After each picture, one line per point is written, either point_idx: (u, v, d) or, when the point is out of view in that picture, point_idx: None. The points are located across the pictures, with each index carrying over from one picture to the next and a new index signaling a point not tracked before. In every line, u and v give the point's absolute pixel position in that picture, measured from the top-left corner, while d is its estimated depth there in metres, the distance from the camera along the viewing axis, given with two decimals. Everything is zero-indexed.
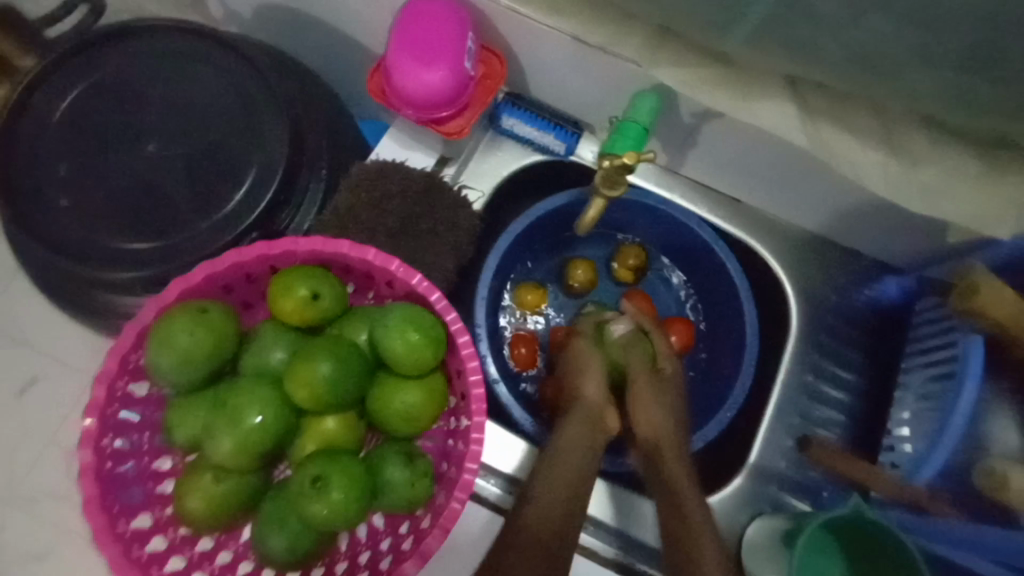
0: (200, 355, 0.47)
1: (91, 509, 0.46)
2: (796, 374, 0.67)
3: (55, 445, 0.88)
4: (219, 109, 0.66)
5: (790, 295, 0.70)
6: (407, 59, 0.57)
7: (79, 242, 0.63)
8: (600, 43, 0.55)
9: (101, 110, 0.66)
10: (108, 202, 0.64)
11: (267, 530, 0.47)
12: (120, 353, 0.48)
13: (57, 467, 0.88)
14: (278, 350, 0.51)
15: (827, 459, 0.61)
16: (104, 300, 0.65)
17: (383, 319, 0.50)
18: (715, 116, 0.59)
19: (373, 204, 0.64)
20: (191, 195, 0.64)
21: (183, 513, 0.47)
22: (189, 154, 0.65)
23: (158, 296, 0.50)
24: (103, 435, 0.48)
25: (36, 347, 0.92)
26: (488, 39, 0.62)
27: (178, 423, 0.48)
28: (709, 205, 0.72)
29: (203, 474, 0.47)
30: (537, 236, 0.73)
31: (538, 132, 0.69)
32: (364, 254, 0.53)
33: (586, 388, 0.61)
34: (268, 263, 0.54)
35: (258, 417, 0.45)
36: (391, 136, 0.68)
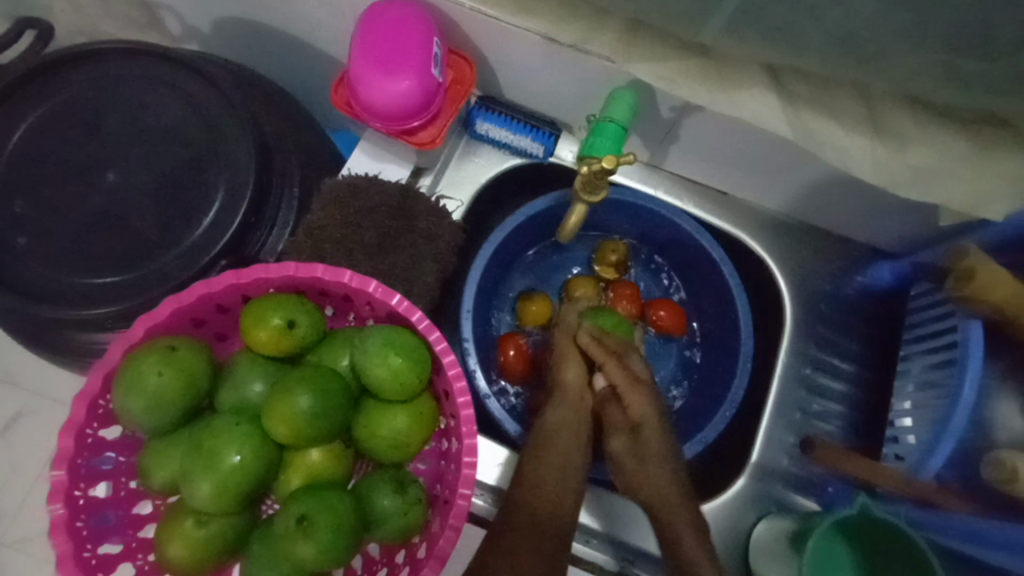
0: (171, 396, 0.44)
1: (66, 566, 0.43)
2: (793, 367, 0.66)
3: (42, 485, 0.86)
4: (182, 131, 0.63)
5: (783, 286, 0.68)
6: (373, 70, 0.55)
7: (42, 279, 0.60)
8: (572, 40, 0.53)
9: (57, 140, 0.63)
10: (69, 236, 0.61)
11: (256, 573, 0.45)
12: (87, 399, 0.45)
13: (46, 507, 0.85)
14: (255, 384, 0.48)
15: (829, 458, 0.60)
16: (75, 339, 0.62)
17: (364, 344, 0.48)
18: (696, 109, 0.57)
19: (348, 221, 0.62)
20: (157, 224, 0.61)
21: (167, 562, 0.45)
22: (152, 181, 0.62)
23: (124, 335, 0.47)
24: (74, 486, 0.45)
25: (19, 384, 0.89)
26: (455, 43, 0.59)
27: (155, 467, 0.46)
28: (694, 200, 0.71)
29: (184, 520, 0.44)
30: (520, 242, 0.71)
31: (515, 136, 0.67)
32: (339, 277, 0.50)
33: (564, 374, 0.59)
34: (240, 292, 0.51)
35: (235, 456, 0.43)
36: (363, 149, 0.66)
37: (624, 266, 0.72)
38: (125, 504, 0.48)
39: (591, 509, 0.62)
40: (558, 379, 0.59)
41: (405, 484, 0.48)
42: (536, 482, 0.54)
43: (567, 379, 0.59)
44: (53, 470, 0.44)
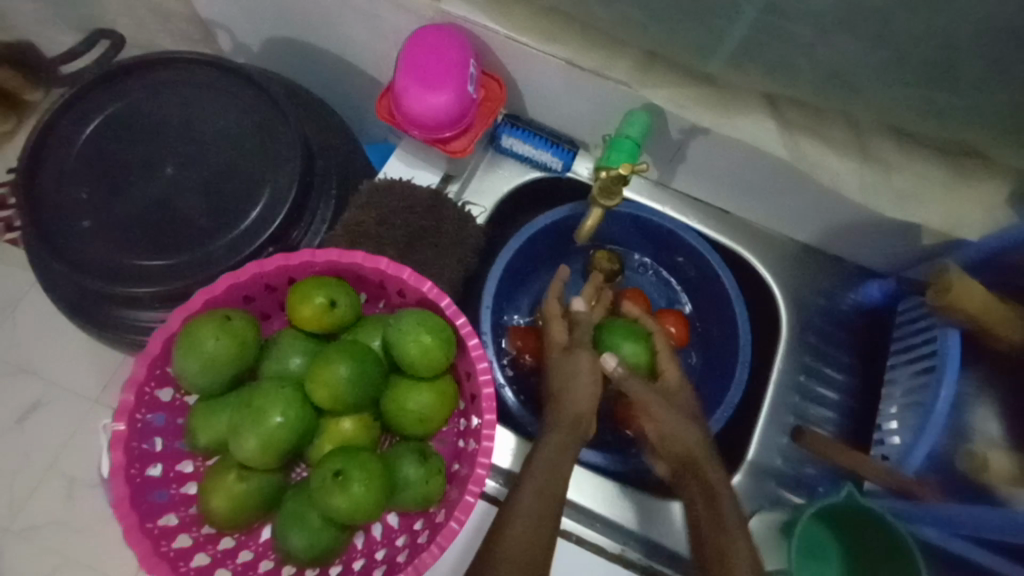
0: (225, 360, 0.49)
1: (122, 508, 0.47)
2: (788, 374, 0.71)
3: (57, 469, 0.91)
4: (235, 134, 0.70)
5: (781, 300, 0.73)
6: (414, 84, 0.61)
7: (99, 258, 0.66)
8: (593, 66, 0.60)
9: (121, 136, 0.70)
10: (127, 222, 0.67)
11: (288, 528, 0.49)
12: (148, 360, 0.50)
13: (58, 491, 0.90)
14: (295, 357, 0.53)
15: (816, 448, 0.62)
16: (122, 318, 0.68)
17: (397, 323, 0.53)
18: (702, 132, 0.63)
19: (382, 220, 0.68)
20: (209, 214, 0.67)
21: (209, 513, 0.49)
22: (206, 176, 0.69)
23: (183, 305, 0.53)
24: (132, 438, 0.50)
25: (41, 375, 0.95)
26: (488, 66, 0.66)
27: (202, 426, 0.50)
28: (697, 216, 0.76)
29: (227, 474, 0.48)
30: (536, 248, 0.77)
31: (536, 150, 0.73)
32: (377, 264, 0.56)
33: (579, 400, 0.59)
34: (287, 274, 0.56)
35: (279, 416, 0.47)
36: (398, 157, 0.72)
37: (619, 276, 0.78)
38: (170, 460, 0.52)
39: (600, 497, 0.65)
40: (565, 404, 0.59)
41: (427, 453, 0.52)
42: (547, 496, 0.52)
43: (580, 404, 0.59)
44: (115, 421, 0.48)
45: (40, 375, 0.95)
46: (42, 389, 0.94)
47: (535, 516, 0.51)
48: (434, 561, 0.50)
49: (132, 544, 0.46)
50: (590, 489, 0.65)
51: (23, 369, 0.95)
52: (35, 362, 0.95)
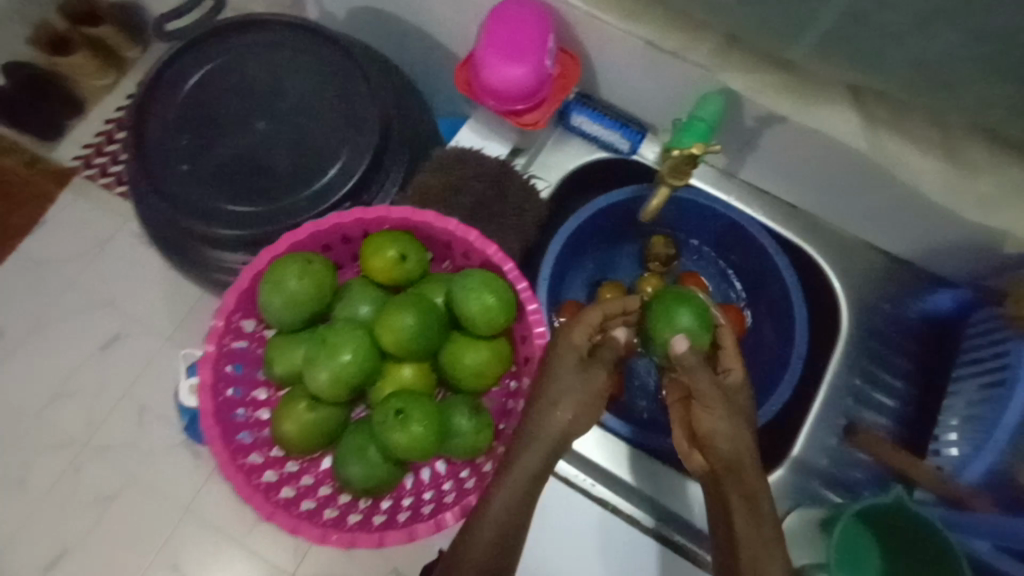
0: (304, 299, 0.54)
1: (208, 420, 0.52)
2: (844, 376, 0.69)
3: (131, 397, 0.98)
4: (323, 95, 0.74)
5: (843, 300, 0.72)
6: (493, 56, 0.64)
7: (192, 200, 0.71)
8: (672, 48, 0.61)
9: (220, 90, 0.75)
10: (220, 169, 0.72)
11: (347, 459, 0.53)
12: (238, 291, 0.55)
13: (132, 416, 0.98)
14: (364, 305, 0.57)
15: (871, 447, 0.63)
16: (208, 256, 0.73)
17: (462, 282, 0.56)
18: (777, 121, 0.63)
19: (451, 186, 0.71)
20: (294, 168, 0.72)
21: (279, 436, 0.53)
22: (293, 133, 0.73)
23: (270, 246, 0.57)
24: (219, 361, 0.55)
25: (121, 310, 1.02)
26: (566, 42, 0.67)
27: (279, 358, 0.55)
28: (762, 209, 0.75)
29: (297, 404, 0.53)
30: (597, 227, 0.78)
31: (605, 130, 0.74)
32: (447, 225, 0.59)
33: (558, 409, 0.51)
34: (363, 228, 0.60)
35: (349, 355, 0.51)
36: (471, 127, 0.74)
37: (674, 260, 0.78)
38: (248, 386, 0.57)
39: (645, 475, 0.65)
40: (544, 412, 0.52)
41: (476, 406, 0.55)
42: (514, 506, 0.51)
43: (562, 414, 0.51)
44: (207, 342, 0.53)
45: (120, 310, 1.02)
46: (120, 323, 1.02)
47: (504, 518, 0.50)
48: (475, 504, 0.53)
49: (215, 452, 0.51)
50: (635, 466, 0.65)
51: (104, 304, 1.03)
52: (116, 298, 1.03)
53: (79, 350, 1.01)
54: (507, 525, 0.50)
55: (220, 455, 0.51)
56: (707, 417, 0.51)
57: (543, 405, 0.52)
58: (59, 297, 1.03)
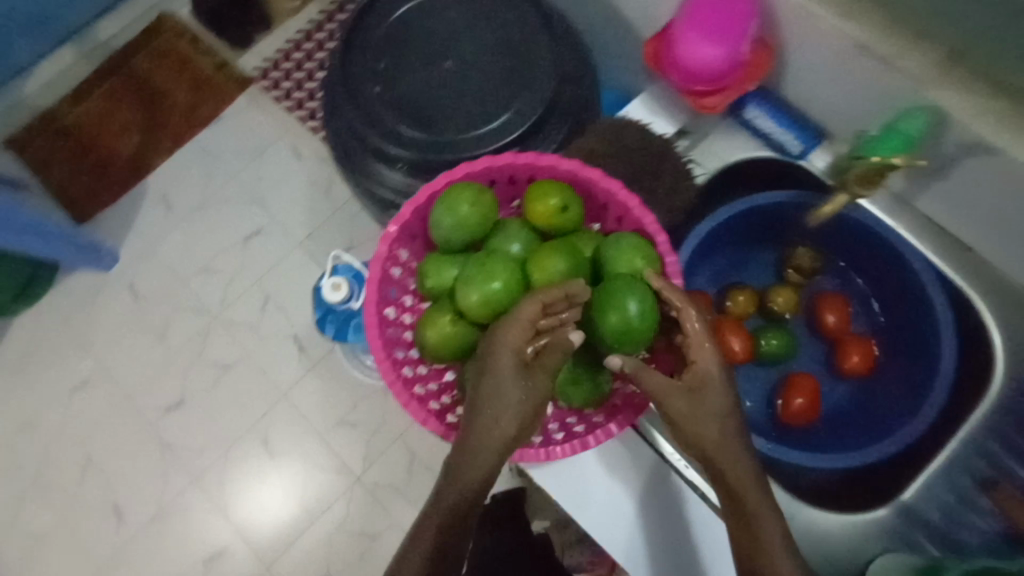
0: (471, 225, 0.59)
1: (371, 309, 0.60)
2: (979, 438, 0.65)
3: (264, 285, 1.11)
4: (509, 46, 0.78)
5: (1002, 359, 0.66)
6: (693, 32, 0.64)
7: (372, 120, 0.78)
8: (882, 54, 0.59)
9: (416, 24, 0.81)
10: (403, 97, 0.79)
11: (475, 378, 0.58)
12: (415, 205, 0.62)
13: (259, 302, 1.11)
14: (516, 243, 0.61)
15: (1011, 509, 0.62)
16: (371, 173, 0.81)
17: (615, 243, 0.58)
18: (982, 155, 0.58)
19: (613, 153, 0.72)
20: (468, 108, 0.77)
21: (422, 341, 0.59)
22: (473, 76, 0.78)
23: (447, 172, 0.62)
24: (387, 262, 0.62)
25: (269, 210, 1.15)
26: (767, 32, 0.66)
27: (436, 272, 0.60)
28: (929, 245, 0.70)
29: (442, 316, 0.58)
30: (744, 225, 0.77)
31: (779, 130, 0.72)
32: (611, 187, 0.61)
33: (502, 415, 0.51)
34: (530, 173, 0.64)
35: (500, 283, 0.56)
36: (642, 100, 0.75)
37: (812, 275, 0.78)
38: (402, 292, 0.65)
39: None
40: (489, 407, 0.51)
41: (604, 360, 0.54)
42: (463, 483, 0.52)
43: (503, 417, 0.51)
44: (382, 242, 0.61)
45: (268, 209, 1.15)
46: (265, 220, 1.15)
47: (471, 488, 0.52)
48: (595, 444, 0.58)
49: (372, 338, 0.59)
50: None
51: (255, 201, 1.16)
52: (267, 198, 1.16)
53: (229, 236, 1.15)
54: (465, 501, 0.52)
55: (378, 341, 0.58)
56: (679, 415, 0.51)
57: (481, 401, 0.51)
58: (222, 186, 1.17)
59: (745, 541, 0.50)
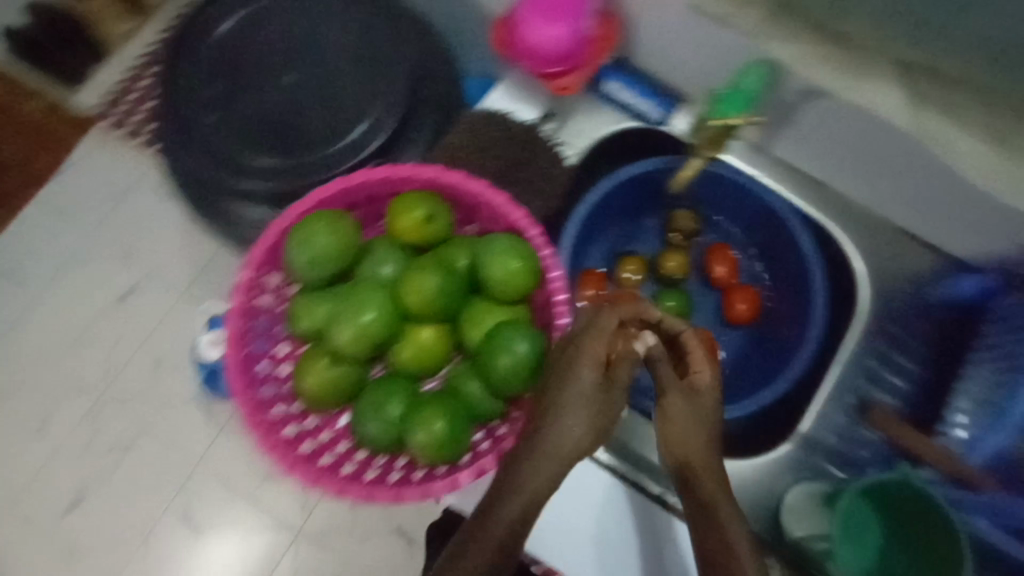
0: (331, 256, 0.55)
1: (233, 373, 0.54)
2: (858, 358, 0.69)
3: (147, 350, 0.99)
4: (355, 48, 0.72)
5: (864, 280, 0.71)
6: (536, 15, 0.61)
7: (216, 152, 0.70)
8: (720, 14, 0.57)
9: (249, 39, 0.73)
10: (248, 121, 0.71)
11: (365, 416, 0.56)
12: (266, 247, 0.57)
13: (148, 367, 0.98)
14: (388, 265, 0.58)
15: (885, 423, 0.64)
16: (228, 209, 0.73)
17: (488, 246, 0.56)
18: (820, 96, 0.61)
19: (478, 148, 0.70)
20: (321, 123, 0.71)
21: (300, 391, 0.56)
22: (321, 87, 0.72)
23: (299, 202, 0.58)
24: (245, 314, 0.57)
25: (137, 263, 1.02)
26: (609, 4, 0.64)
27: (304, 312, 0.56)
28: (793, 187, 0.74)
29: (319, 359, 0.55)
30: (623, 197, 0.77)
31: (638, 99, 0.72)
32: (474, 188, 0.59)
33: (574, 427, 0.45)
34: (391, 187, 0.60)
35: (371, 315, 0.53)
36: (502, 89, 0.73)
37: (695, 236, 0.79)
38: (272, 341, 0.59)
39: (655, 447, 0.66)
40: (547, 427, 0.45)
41: (499, 390, 0.55)
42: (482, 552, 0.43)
43: (574, 432, 0.45)
44: (233, 297, 0.56)
45: (136, 263, 1.02)
46: (135, 275, 1.01)
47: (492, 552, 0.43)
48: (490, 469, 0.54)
49: (239, 404, 0.54)
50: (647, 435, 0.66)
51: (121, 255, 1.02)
52: (133, 251, 1.02)
53: (96, 301, 1.01)
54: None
55: (245, 407, 0.53)
56: (672, 419, 0.46)
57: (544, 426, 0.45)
58: (77, 245, 1.02)
59: (700, 519, 0.45)
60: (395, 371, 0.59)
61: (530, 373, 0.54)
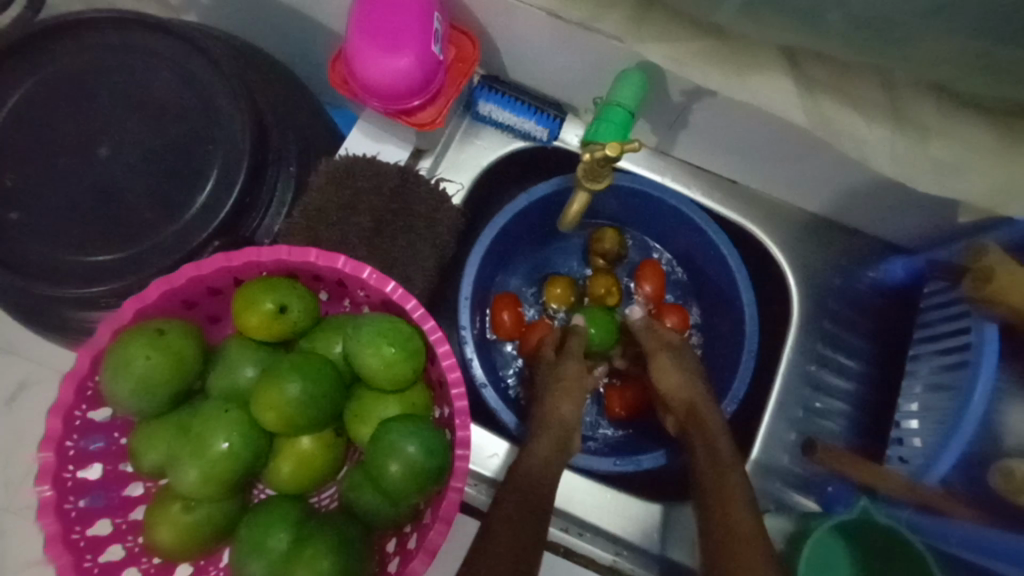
0: (161, 379, 0.45)
1: (55, 548, 0.45)
2: (798, 363, 0.65)
3: None
4: (176, 106, 0.60)
5: (792, 280, 0.67)
6: (370, 45, 0.52)
7: (31, 257, 0.58)
8: (580, 18, 0.49)
9: (48, 115, 0.61)
10: (63, 213, 0.59)
11: (244, 559, 0.45)
12: (75, 380, 0.47)
13: None
14: (246, 368, 0.48)
15: (833, 462, 0.58)
16: (68, 316, 0.61)
17: (356, 332, 0.47)
18: (708, 95, 0.54)
19: (345, 203, 0.60)
20: (151, 201, 0.59)
21: (154, 546, 0.45)
22: (145, 159, 0.60)
23: (113, 316, 0.48)
24: (63, 468, 0.47)
25: (21, 354, 0.79)
26: (457, 17, 0.56)
27: (144, 450, 0.46)
28: (702, 187, 0.68)
29: (171, 505, 0.45)
30: (524, 226, 0.69)
31: (517, 119, 0.65)
32: (333, 262, 0.50)
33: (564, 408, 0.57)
34: (232, 275, 0.51)
35: (224, 443, 0.43)
36: (360, 129, 0.64)
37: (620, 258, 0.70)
38: (115, 485, 0.50)
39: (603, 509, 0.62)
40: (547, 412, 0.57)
41: (397, 501, 0.45)
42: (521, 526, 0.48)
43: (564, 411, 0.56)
44: (42, 451, 0.46)
45: (22, 354, 0.80)
46: (24, 369, 0.79)
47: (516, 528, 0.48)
48: None
49: None
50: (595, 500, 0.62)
51: None
52: (14, 341, 0.80)
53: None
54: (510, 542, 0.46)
55: None
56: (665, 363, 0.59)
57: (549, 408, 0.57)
58: None
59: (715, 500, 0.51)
60: (277, 492, 0.48)
61: (425, 480, 0.45)
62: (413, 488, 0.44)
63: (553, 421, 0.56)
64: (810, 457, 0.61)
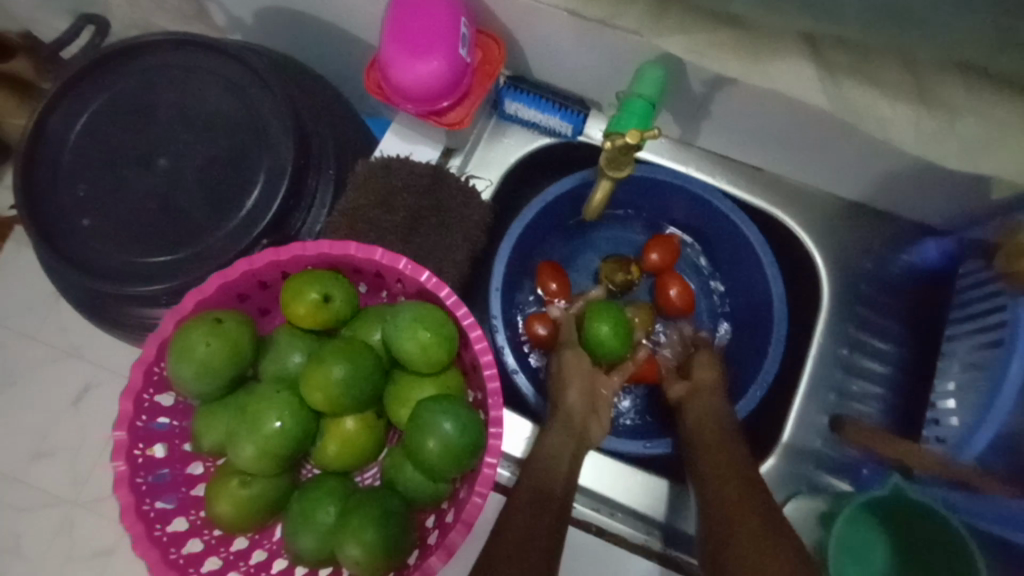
0: (219, 364, 0.49)
1: (129, 517, 0.49)
2: (830, 348, 0.64)
3: None
4: (226, 118, 0.65)
5: (820, 264, 0.66)
6: (399, 52, 0.55)
7: (100, 260, 0.64)
8: (599, 17, 0.50)
9: (113, 131, 0.66)
10: (126, 219, 0.64)
11: (295, 530, 0.49)
12: (144, 365, 0.52)
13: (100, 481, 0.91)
14: (294, 355, 0.52)
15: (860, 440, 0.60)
16: (131, 313, 0.66)
17: (394, 319, 0.50)
18: (727, 83, 0.55)
19: (381, 201, 0.63)
20: (205, 206, 0.64)
21: (215, 518, 0.49)
22: (199, 168, 0.65)
23: (176, 307, 0.53)
24: (135, 445, 0.52)
25: (85, 358, 0.87)
26: (482, 22, 0.59)
27: (205, 430, 0.50)
28: (728, 176, 0.69)
29: (229, 480, 0.49)
30: (551, 218, 0.71)
31: (543, 116, 0.67)
32: (371, 254, 0.53)
33: (569, 397, 0.60)
34: (280, 269, 0.55)
35: (277, 422, 0.47)
36: (394, 132, 0.67)
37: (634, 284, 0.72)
38: (179, 463, 0.54)
39: (638, 493, 0.63)
40: (561, 402, 0.60)
41: (436, 477, 0.48)
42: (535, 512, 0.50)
43: (570, 401, 0.60)
44: (117, 430, 0.50)
45: (86, 358, 0.87)
46: (89, 372, 0.86)
47: (531, 514, 0.50)
48: (440, 566, 0.48)
49: (141, 553, 0.49)
50: (629, 482, 0.63)
51: None
52: (80, 346, 0.87)
53: (46, 409, 0.85)
54: (535, 519, 0.49)
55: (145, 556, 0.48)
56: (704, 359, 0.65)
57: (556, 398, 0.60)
58: None
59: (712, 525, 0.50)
60: (322, 470, 0.51)
61: (462, 456, 0.47)
62: (449, 463, 0.47)
63: (565, 411, 0.59)
64: (839, 434, 0.61)
